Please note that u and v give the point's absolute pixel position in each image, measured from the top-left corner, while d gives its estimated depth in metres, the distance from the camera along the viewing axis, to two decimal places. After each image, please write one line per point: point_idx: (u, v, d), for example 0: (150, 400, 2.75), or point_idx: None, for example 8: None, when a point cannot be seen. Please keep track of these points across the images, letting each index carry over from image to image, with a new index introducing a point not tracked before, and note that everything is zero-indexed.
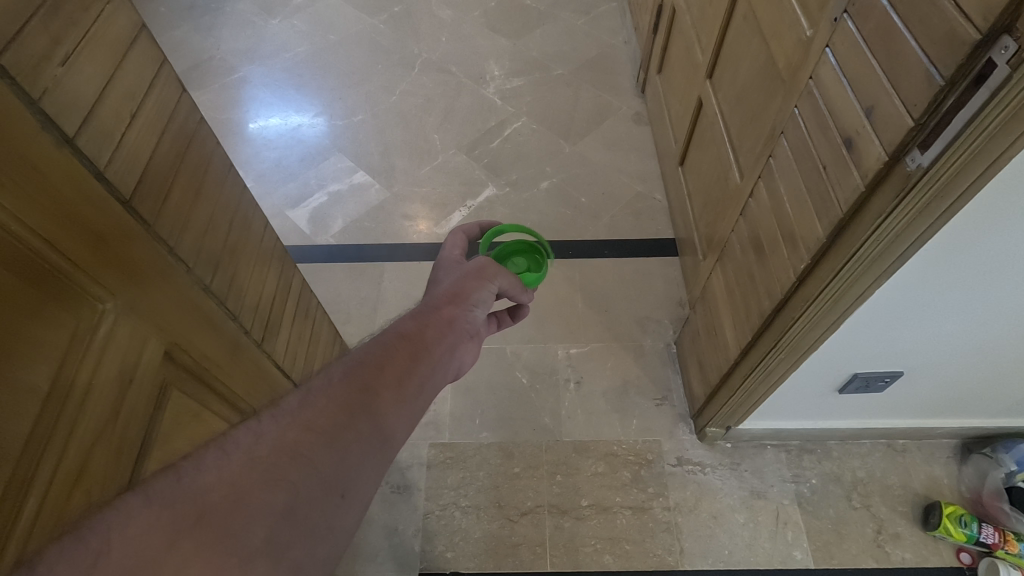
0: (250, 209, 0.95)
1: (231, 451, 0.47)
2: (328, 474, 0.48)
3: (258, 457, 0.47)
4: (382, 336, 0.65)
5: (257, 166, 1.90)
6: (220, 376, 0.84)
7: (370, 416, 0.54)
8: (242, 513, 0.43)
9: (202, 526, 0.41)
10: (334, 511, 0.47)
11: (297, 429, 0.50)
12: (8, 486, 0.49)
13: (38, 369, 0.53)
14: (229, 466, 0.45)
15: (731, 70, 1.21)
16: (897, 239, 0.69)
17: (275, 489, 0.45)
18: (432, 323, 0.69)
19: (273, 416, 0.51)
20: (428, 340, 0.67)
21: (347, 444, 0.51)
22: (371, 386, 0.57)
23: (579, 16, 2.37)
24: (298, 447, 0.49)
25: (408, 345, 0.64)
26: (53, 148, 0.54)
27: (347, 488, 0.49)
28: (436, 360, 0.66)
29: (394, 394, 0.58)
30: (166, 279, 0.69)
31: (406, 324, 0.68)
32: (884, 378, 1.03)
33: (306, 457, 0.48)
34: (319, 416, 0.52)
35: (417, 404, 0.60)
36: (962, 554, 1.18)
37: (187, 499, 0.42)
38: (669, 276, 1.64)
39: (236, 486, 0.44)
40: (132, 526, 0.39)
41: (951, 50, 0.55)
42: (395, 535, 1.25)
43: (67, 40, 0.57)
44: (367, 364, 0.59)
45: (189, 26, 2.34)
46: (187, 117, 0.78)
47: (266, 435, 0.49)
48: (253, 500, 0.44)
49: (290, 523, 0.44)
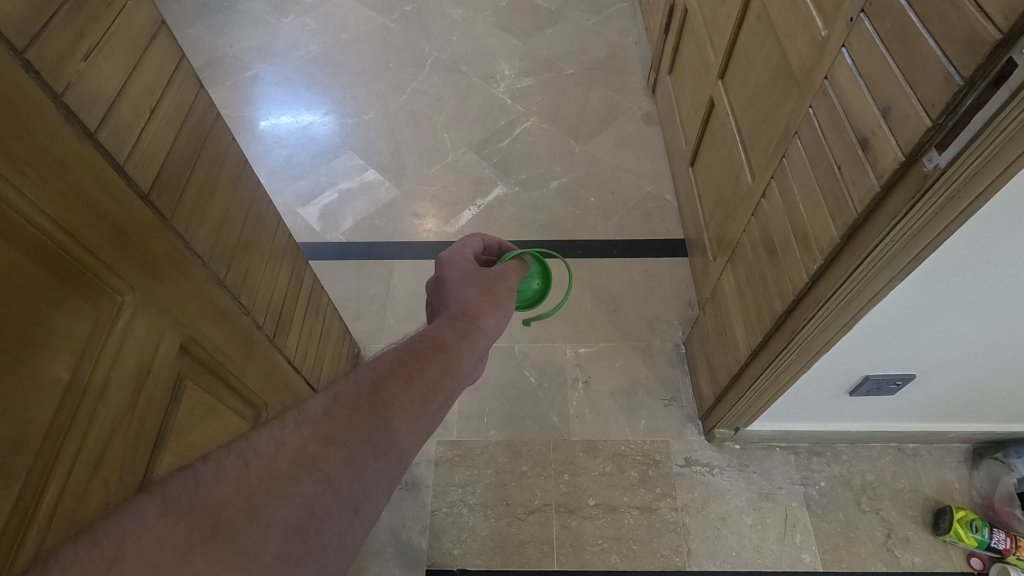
0: (264, 204, 0.96)
1: (249, 459, 0.46)
2: (342, 487, 0.47)
3: (276, 470, 0.45)
4: (411, 343, 0.63)
5: (269, 163, 1.91)
6: (234, 370, 0.85)
7: (389, 430, 0.53)
8: (255, 527, 0.41)
9: (213, 542, 0.39)
10: (344, 526, 0.46)
11: (317, 442, 0.49)
12: (30, 474, 0.50)
13: (60, 359, 0.54)
14: (246, 476, 0.44)
15: (744, 70, 1.21)
16: (913, 240, 0.69)
17: (288, 504, 0.44)
18: (463, 332, 0.67)
19: (289, 423, 0.50)
20: (459, 351, 0.65)
21: (365, 459, 0.50)
22: (393, 399, 0.55)
23: (590, 16, 2.38)
24: (316, 460, 0.47)
25: (439, 355, 0.62)
26: (76, 142, 0.55)
27: (360, 504, 0.48)
28: (462, 374, 0.64)
29: (416, 409, 0.56)
30: (183, 273, 0.71)
31: (440, 333, 0.65)
32: (896, 380, 1.02)
33: (322, 471, 0.47)
34: (340, 427, 0.51)
35: (438, 419, 0.59)
36: (973, 559, 1.18)
37: (202, 510, 0.41)
38: (678, 277, 1.63)
39: (252, 499, 0.43)
40: (146, 535, 0.38)
41: (971, 51, 0.55)
42: (402, 531, 1.26)
43: (90, 35, 0.58)
44: (396, 373, 0.57)
45: (204, 24, 2.36)
46: (203, 113, 0.79)
47: (287, 444, 0.48)
48: (266, 514, 0.43)
49: (299, 540, 0.43)
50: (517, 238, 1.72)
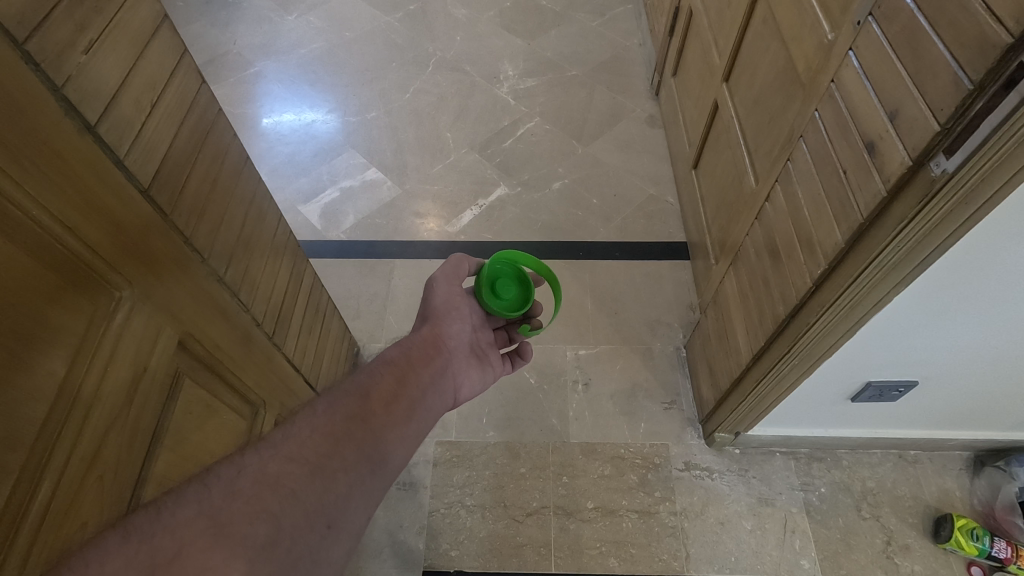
0: (266, 202, 0.96)
1: (212, 484, 0.49)
2: (311, 505, 0.51)
3: (240, 490, 0.49)
4: (370, 365, 0.72)
5: (270, 161, 1.90)
6: (233, 368, 0.84)
7: (355, 444, 0.58)
8: (222, 545, 0.44)
9: (179, 560, 0.42)
10: (318, 541, 0.50)
11: (279, 462, 0.52)
12: (22, 471, 0.49)
13: (55, 355, 0.53)
14: (209, 499, 0.47)
15: (748, 73, 1.21)
16: (918, 246, 0.68)
17: (255, 522, 0.47)
18: (417, 349, 0.77)
19: (251, 452, 0.53)
20: (415, 365, 0.74)
21: (334, 473, 0.55)
22: (357, 414, 0.62)
23: (595, 18, 2.37)
24: (280, 479, 0.51)
25: (394, 370, 0.71)
26: (75, 134, 0.54)
27: (332, 519, 0.52)
28: (424, 385, 0.72)
29: (381, 419, 0.63)
30: (183, 270, 0.70)
31: (392, 352, 0.75)
32: (898, 388, 1.02)
33: (289, 489, 0.51)
34: (304, 447, 0.55)
35: (407, 428, 0.65)
36: (973, 568, 1.17)
37: (166, 533, 0.43)
38: (680, 280, 1.62)
39: (215, 519, 0.46)
40: (110, 561, 0.40)
41: (981, 55, 0.54)
42: (399, 532, 1.25)
43: (92, 28, 0.58)
44: (354, 394, 0.64)
45: (207, 21, 2.35)
46: (205, 108, 0.79)
47: (248, 468, 0.51)
48: (232, 532, 0.45)
49: (269, 554, 0.46)
50: (518, 239, 1.72)
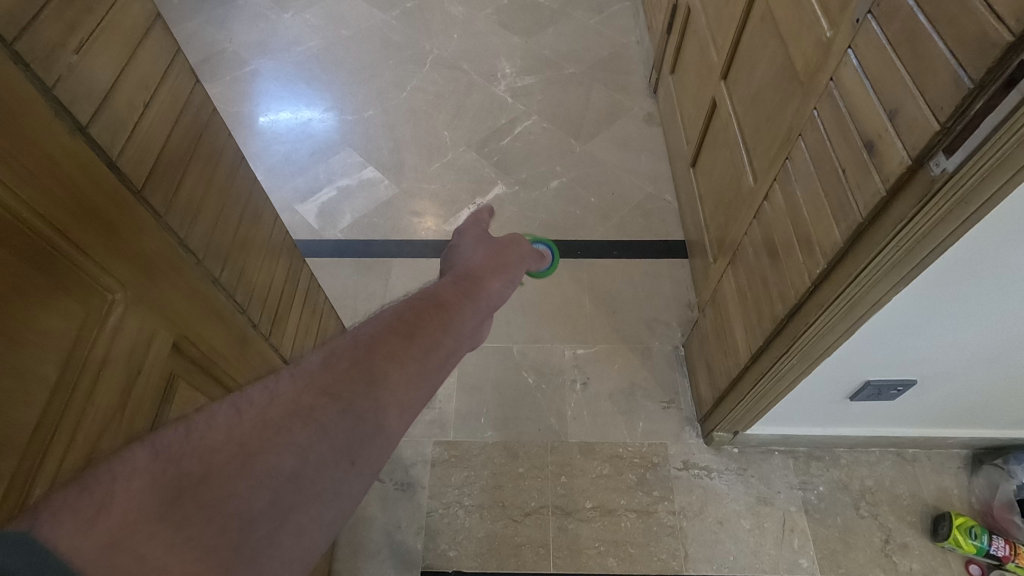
0: (261, 201, 0.95)
1: (242, 408, 0.44)
2: (337, 440, 0.45)
3: (270, 418, 0.44)
4: (411, 300, 0.62)
5: (267, 160, 1.89)
6: (230, 369, 0.83)
7: (388, 383, 0.50)
8: (245, 474, 0.40)
9: (205, 484, 0.39)
10: (341, 476, 0.44)
11: (310, 394, 0.47)
12: (15, 477, 0.49)
13: (47, 359, 0.52)
14: (238, 424, 0.42)
15: (747, 71, 1.20)
16: (918, 245, 0.68)
17: (281, 451, 0.42)
18: (460, 296, 0.66)
19: (282, 377, 0.48)
20: (457, 311, 0.63)
21: (361, 409, 0.48)
22: (391, 349, 0.53)
23: (593, 15, 2.36)
24: (310, 409, 0.46)
25: (438, 311, 0.61)
26: (66, 135, 0.54)
27: (355, 454, 0.46)
28: (465, 331, 0.62)
29: (415, 363, 0.53)
30: (177, 271, 0.70)
31: (436, 293, 0.64)
32: (897, 386, 1.01)
33: (315, 421, 0.45)
34: (335, 379, 0.49)
35: (442, 372, 0.56)
36: (971, 566, 1.17)
37: (193, 456, 0.39)
38: (678, 279, 1.62)
39: (243, 446, 0.41)
40: (136, 481, 0.37)
41: (982, 54, 0.54)
42: (397, 532, 1.25)
43: (82, 28, 0.57)
44: (394, 328, 0.55)
45: (203, 18, 2.34)
46: (199, 107, 0.78)
47: (280, 395, 0.46)
48: (256, 462, 0.41)
49: (293, 487, 0.42)
50: (516, 238, 1.71)
